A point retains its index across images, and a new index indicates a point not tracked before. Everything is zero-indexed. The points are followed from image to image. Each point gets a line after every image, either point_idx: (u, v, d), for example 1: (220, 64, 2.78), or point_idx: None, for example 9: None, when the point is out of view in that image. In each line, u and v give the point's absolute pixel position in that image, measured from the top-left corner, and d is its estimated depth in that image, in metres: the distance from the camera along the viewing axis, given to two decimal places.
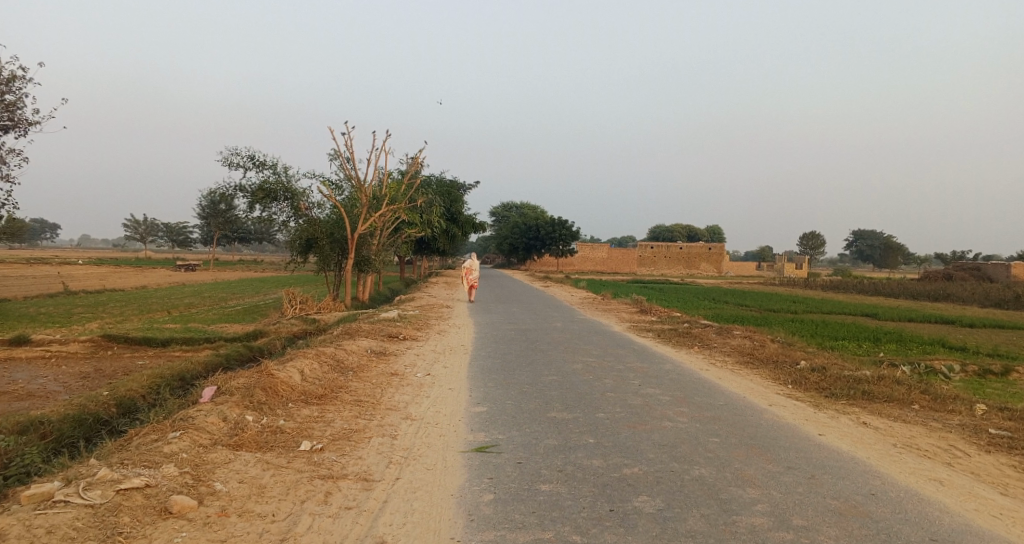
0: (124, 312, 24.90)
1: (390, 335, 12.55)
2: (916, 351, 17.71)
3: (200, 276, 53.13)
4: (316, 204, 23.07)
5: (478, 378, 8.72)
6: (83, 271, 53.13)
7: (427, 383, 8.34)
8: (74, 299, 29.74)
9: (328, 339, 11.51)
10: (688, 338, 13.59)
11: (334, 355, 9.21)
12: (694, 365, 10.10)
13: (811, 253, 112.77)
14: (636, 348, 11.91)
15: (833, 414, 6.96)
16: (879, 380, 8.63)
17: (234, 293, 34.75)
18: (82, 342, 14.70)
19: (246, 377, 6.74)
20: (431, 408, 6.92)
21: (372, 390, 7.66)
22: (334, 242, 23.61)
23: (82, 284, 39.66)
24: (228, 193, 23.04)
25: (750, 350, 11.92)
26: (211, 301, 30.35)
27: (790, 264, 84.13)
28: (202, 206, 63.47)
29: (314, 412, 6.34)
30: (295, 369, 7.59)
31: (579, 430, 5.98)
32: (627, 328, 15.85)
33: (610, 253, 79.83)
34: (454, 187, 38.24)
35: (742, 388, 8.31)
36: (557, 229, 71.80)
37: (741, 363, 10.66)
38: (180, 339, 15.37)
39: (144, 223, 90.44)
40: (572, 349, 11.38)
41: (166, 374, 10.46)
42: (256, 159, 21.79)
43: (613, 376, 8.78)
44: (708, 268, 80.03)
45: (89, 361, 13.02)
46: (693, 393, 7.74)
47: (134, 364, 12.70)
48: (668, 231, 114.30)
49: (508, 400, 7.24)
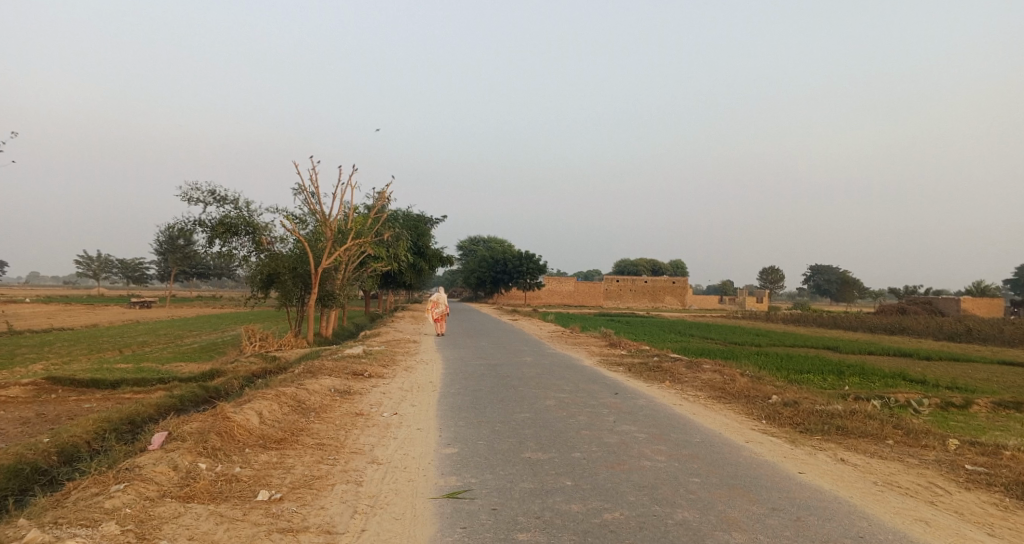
0: (72, 352, 23.69)
1: (355, 373, 12.12)
2: (879, 384, 17.99)
3: (155, 312, 51.27)
4: (279, 238, 22.55)
5: (447, 417, 8.40)
6: (29, 309, 50.65)
7: (395, 423, 7.99)
8: (17, 338, 28.21)
9: (290, 378, 11.03)
10: (659, 372, 13.50)
11: (296, 395, 8.79)
12: (667, 400, 9.98)
13: (771, 287, 115.38)
14: (608, 383, 11.76)
15: (811, 450, 6.89)
16: (851, 414, 8.65)
17: (191, 329, 33.54)
18: (23, 385, 13.82)
19: (200, 421, 6.32)
20: (398, 450, 6.59)
21: (335, 432, 7.28)
22: (298, 277, 23.05)
23: (28, 322, 37.75)
24: (186, 227, 22.37)
25: (722, 384, 11.87)
26: (166, 339, 29.18)
27: (752, 297, 85.79)
28: (159, 241, 61.63)
29: (273, 458, 5.95)
30: (253, 411, 7.18)
31: (556, 471, 5.75)
32: (598, 362, 15.71)
33: (576, 287, 80.22)
34: (421, 221, 38.01)
35: (717, 423, 8.21)
36: (524, 263, 71.88)
37: (713, 397, 10.58)
38: (132, 380, 14.61)
39: (97, 258, 87.37)
40: (543, 385, 11.16)
41: (114, 417, 9.84)
42: (216, 193, 21.26)
43: (587, 413, 8.58)
44: (673, 301, 80.99)
45: (31, 405, 12.21)
46: (668, 430, 7.59)
47: (80, 407, 11.96)
48: (633, 265, 115.77)
49: (480, 440, 6.96)
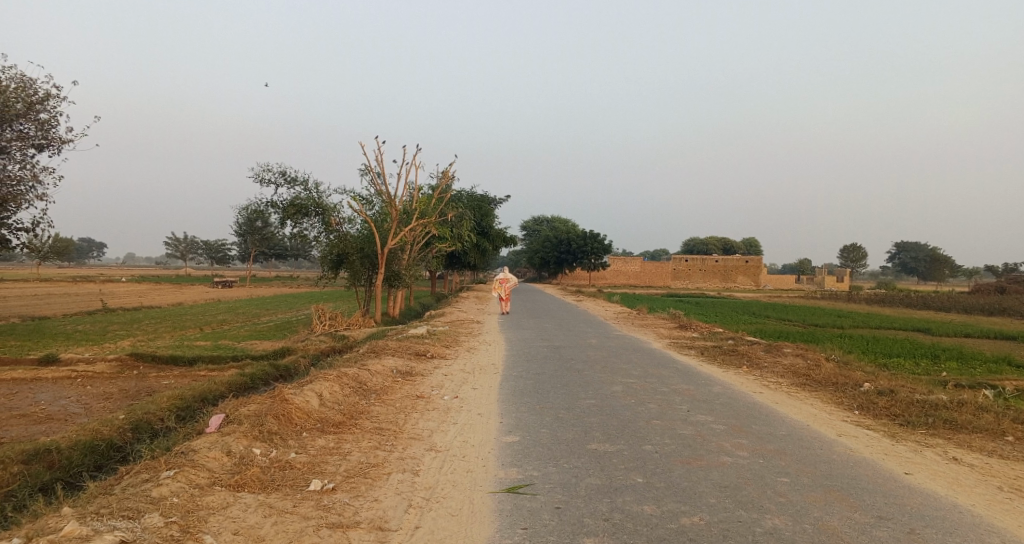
0: (158, 329, 24.93)
1: (418, 353, 11.98)
2: (981, 370, 16.38)
3: (235, 292, 53.70)
4: (346, 219, 22.83)
5: (509, 402, 8.04)
6: (125, 289, 54.12)
7: (455, 408, 7.70)
8: (111, 316, 30.01)
9: (354, 358, 11.00)
10: (734, 356, 12.70)
11: (357, 376, 8.66)
12: (745, 388, 9.27)
13: (852, 266, 109.25)
14: (679, 367, 11.11)
15: (915, 446, 6.11)
16: (959, 405, 7.69)
17: (266, 309, 34.77)
18: (109, 362, 14.50)
19: (259, 403, 6.22)
20: (458, 437, 6.28)
21: (395, 416, 7.06)
22: (365, 257, 23.30)
23: (121, 301, 40.25)
24: (260, 209, 22.97)
25: (805, 370, 10.97)
26: (244, 317, 30.35)
27: (831, 277, 81.46)
28: (239, 224, 64.36)
29: (329, 443, 5.78)
30: (313, 392, 7.06)
31: (625, 466, 5.28)
32: (667, 345, 14.99)
33: (643, 267, 78.52)
34: (485, 201, 37.82)
35: (804, 415, 7.47)
36: (589, 243, 70.74)
37: (796, 385, 9.76)
38: (208, 357, 15.08)
39: (184, 241, 92.41)
40: (610, 369, 10.67)
41: (187, 395, 10.06)
42: (287, 175, 21.66)
43: (658, 400, 8.02)
44: (746, 281, 77.91)
45: (115, 381, 12.76)
46: (748, 422, 6.95)
47: (159, 383, 12.40)
48: (703, 244, 112.37)
49: (544, 428, 6.57)
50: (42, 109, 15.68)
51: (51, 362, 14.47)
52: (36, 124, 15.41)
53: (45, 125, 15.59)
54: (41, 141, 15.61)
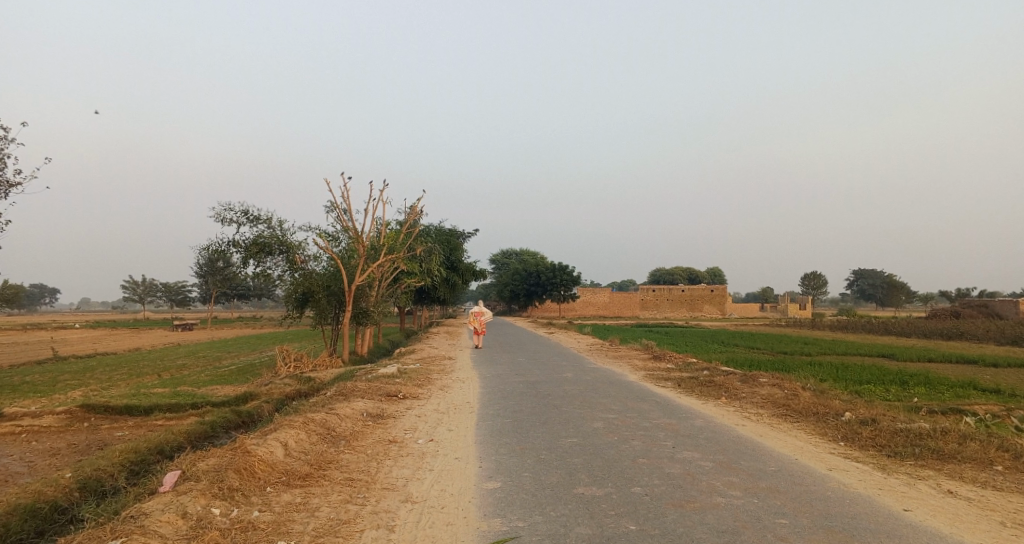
0: (112, 377, 23.74)
1: (389, 394, 11.51)
2: (950, 395, 16.58)
3: (196, 335, 51.94)
4: (312, 256, 22.31)
5: (487, 443, 7.68)
6: (77, 335, 51.86)
7: (431, 452, 7.30)
8: (61, 364, 28.53)
9: (321, 401, 10.49)
10: (711, 387, 12.56)
11: (325, 422, 8.20)
12: (728, 421, 9.08)
13: (814, 293, 111.88)
14: (659, 401, 10.89)
15: (908, 478, 5.98)
16: (942, 433, 7.62)
17: (228, 351, 33.59)
18: (57, 414, 13.61)
19: (220, 456, 5.76)
20: (435, 485, 5.89)
21: (366, 464, 6.63)
22: (332, 295, 22.74)
23: (73, 348, 38.39)
24: (221, 249, 22.29)
25: (784, 400, 10.88)
26: (205, 361, 29.20)
27: (793, 304, 83.14)
28: (200, 264, 62.69)
29: (296, 498, 5.33)
30: (278, 442, 6.61)
31: (615, 512, 5.00)
32: (644, 377, 14.80)
33: (612, 298, 78.97)
34: (453, 236, 37.59)
35: (791, 448, 7.29)
36: (558, 275, 70.88)
37: (778, 416, 9.62)
38: (166, 406, 14.29)
39: (142, 283, 89.63)
40: (588, 404, 10.40)
41: (142, 448, 9.41)
42: (250, 213, 21.13)
43: (641, 437, 7.76)
44: (712, 310, 78.89)
45: (63, 435, 11.93)
46: (736, 458, 6.74)
47: (112, 436, 11.64)
48: (669, 274, 113.91)
49: (526, 472, 6.23)
50: None
51: None
52: None
53: None
54: None
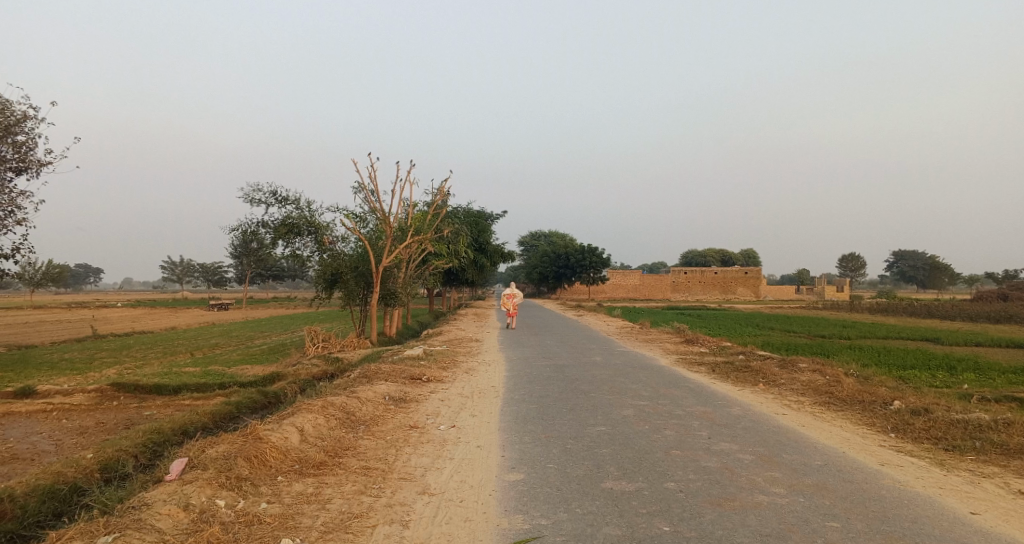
0: (146, 356, 24.11)
1: (412, 377, 11.26)
2: (1002, 382, 15.68)
3: (230, 315, 52.83)
4: (340, 237, 22.21)
5: (511, 430, 7.34)
6: (117, 314, 53.15)
7: (452, 439, 7.00)
8: (99, 343, 29.14)
9: (344, 384, 10.30)
10: (747, 373, 11.99)
11: (345, 406, 7.96)
12: (766, 409, 8.57)
13: (851, 275, 108.84)
14: (692, 386, 10.42)
15: (971, 476, 5.44)
16: (1004, 425, 7.01)
17: (260, 331, 33.96)
18: (88, 393, 13.74)
19: (231, 442, 5.52)
20: (454, 477, 5.58)
21: (384, 451, 6.36)
22: (359, 276, 22.62)
23: (112, 327, 39.31)
24: (251, 230, 22.34)
25: (826, 387, 10.29)
26: (237, 341, 29.57)
27: (830, 286, 80.99)
28: (235, 244, 63.68)
29: (308, 488, 5.06)
30: (293, 428, 6.37)
31: (647, 511, 4.60)
32: (675, 361, 14.32)
33: (642, 280, 78.00)
34: (481, 217, 37.24)
35: (837, 441, 6.79)
36: (587, 256, 70.06)
37: (820, 404, 9.07)
38: (194, 386, 14.32)
39: (180, 264, 91.79)
40: (618, 389, 9.98)
41: (165, 428, 9.33)
42: (278, 194, 21.07)
43: (674, 426, 7.33)
44: (745, 292, 77.27)
45: (92, 414, 12.00)
46: (778, 451, 6.27)
47: (139, 415, 11.64)
48: (701, 256, 112.03)
49: (551, 463, 5.86)
50: (19, 131, 15.00)
51: (27, 395, 13.70)
52: (12, 146, 14.74)
53: (22, 146, 14.93)
54: (19, 164, 14.94)
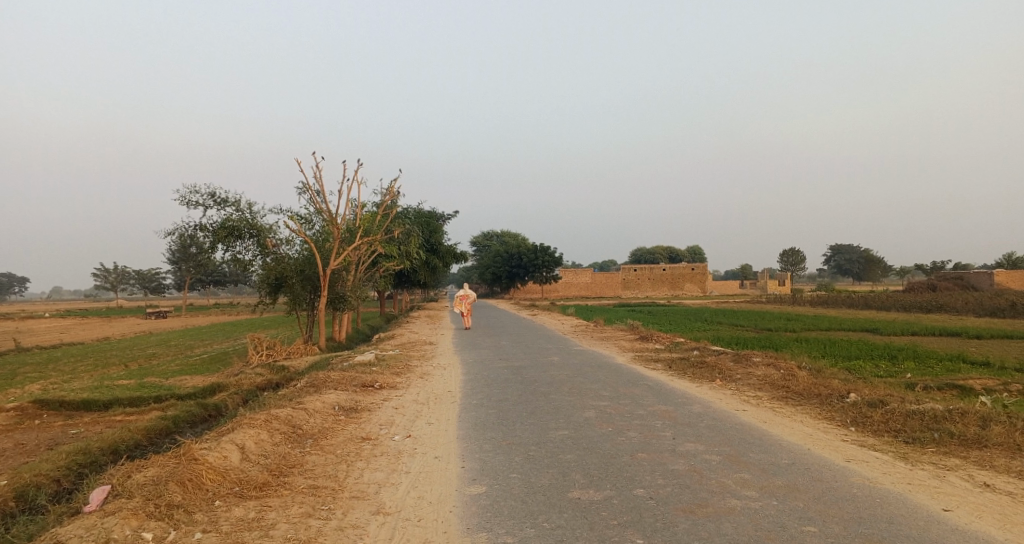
0: (76, 369, 22.60)
1: (363, 384, 10.78)
2: (940, 369, 16.30)
3: (169, 323, 50.45)
4: (285, 240, 21.35)
5: (469, 438, 7.02)
6: (44, 326, 50.00)
7: (408, 450, 6.61)
8: (23, 357, 27.21)
9: (290, 394, 9.75)
10: (704, 369, 12.00)
11: (291, 419, 7.45)
12: (727, 406, 8.51)
13: (792, 269, 112.93)
14: (651, 384, 10.32)
15: (935, 469, 5.42)
16: (957, 414, 7.11)
17: (202, 340, 32.43)
18: (7, 412, 12.66)
19: (161, 464, 4.99)
20: (412, 493, 5.20)
21: (334, 467, 5.92)
22: (306, 279, 21.80)
23: (38, 339, 36.87)
24: (188, 233, 21.22)
25: (782, 381, 10.37)
26: (176, 350, 28.16)
27: (773, 281, 83.70)
28: (173, 250, 60.94)
29: (249, 513, 4.58)
30: (232, 446, 5.85)
31: (618, 522, 4.35)
32: (632, 359, 14.26)
33: (593, 278, 78.78)
34: (432, 217, 36.67)
35: (800, 437, 6.75)
36: (539, 256, 70.17)
37: (778, 399, 9.10)
38: (127, 400, 13.38)
39: (115, 270, 87.39)
40: (578, 390, 9.79)
41: (92, 449, 8.59)
42: (216, 196, 20.07)
43: (638, 428, 7.15)
44: (693, 288, 79.03)
45: (11, 434, 11.03)
46: (744, 450, 6.16)
47: (64, 435, 10.74)
48: (649, 253, 114.06)
49: (515, 473, 5.55)
50: None
51: None
52: None
53: None
54: None
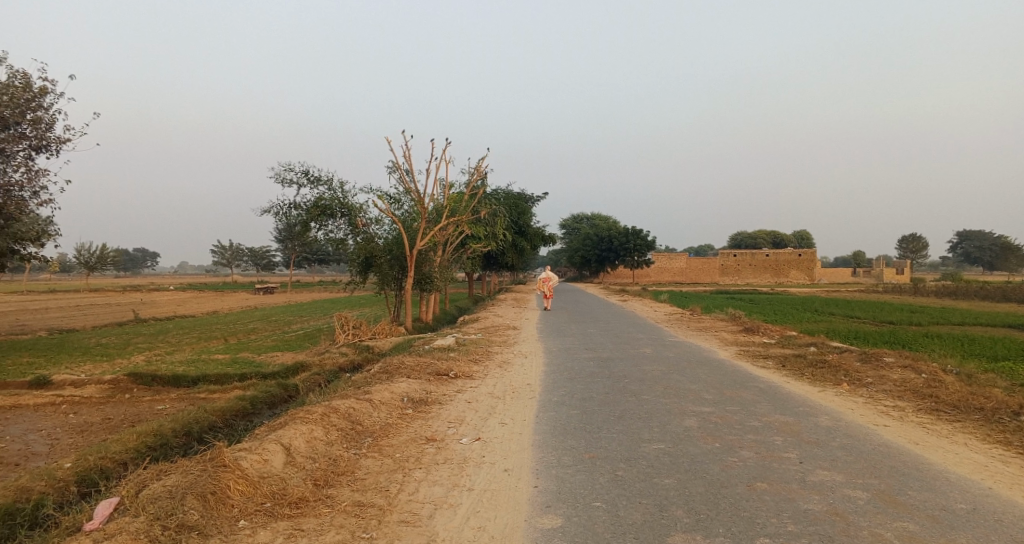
0: (181, 341, 23.68)
1: (439, 373, 10.03)
2: None
3: (273, 299, 52.88)
4: (374, 219, 21.14)
5: (546, 447, 6.01)
6: (166, 298, 54.13)
7: (475, 458, 5.70)
8: (139, 328, 29.06)
9: (362, 381, 9.17)
10: (825, 370, 10.31)
11: (352, 413, 6.75)
12: (862, 419, 7.00)
13: (912, 257, 103.21)
14: (762, 387, 8.88)
15: None
16: None
17: (298, 316, 33.46)
18: (107, 383, 13.06)
19: (187, 472, 4.35)
20: (471, 521, 4.24)
21: (389, 478, 5.09)
22: (394, 259, 21.55)
23: (156, 311, 39.56)
24: (283, 212, 21.49)
25: (927, 389, 8.61)
26: (273, 326, 29.09)
27: (890, 269, 76.66)
28: (279, 229, 64.18)
29: (275, 539, 3.81)
30: (276, 446, 5.18)
31: None
32: (736, 353, 12.74)
33: (689, 263, 75.53)
34: (522, 199, 35.87)
35: (973, 469, 5.21)
36: (632, 239, 67.75)
37: (927, 412, 7.43)
38: (214, 377, 13.46)
39: (229, 248, 93.44)
40: (675, 391, 8.53)
41: (166, 429, 8.39)
42: (310, 175, 20.12)
43: (753, 445, 5.85)
44: (799, 275, 73.80)
45: (103, 407, 11.25)
46: (900, 485, 4.75)
47: (149, 411, 10.77)
48: (750, 238, 107.88)
49: (598, 502, 4.51)
50: (37, 106, 14.30)
51: (43, 386, 13.08)
52: (31, 123, 14.11)
53: (39, 123, 14.27)
54: (37, 142, 14.35)
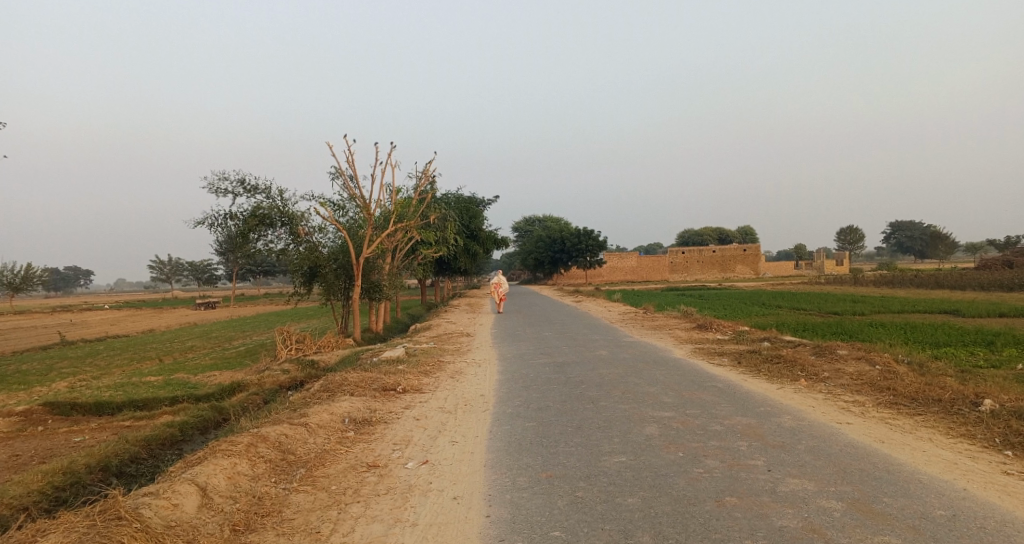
0: (111, 364, 22.16)
1: (385, 388, 9.42)
2: None
3: (217, 314, 50.80)
4: (317, 228, 20.25)
5: (499, 467, 5.51)
6: (98, 318, 51.13)
7: (421, 485, 5.16)
8: (67, 351, 27.16)
9: (300, 401, 8.48)
10: (781, 365, 10.19)
11: (284, 441, 6.09)
12: (825, 418, 6.78)
13: (849, 249, 107.40)
14: (722, 387, 8.62)
15: None
16: None
17: (242, 331, 32.01)
18: (20, 416, 11.88)
19: (70, 530, 3.67)
20: None
21: (320, 517, 4.48)
22: (340, 268, 20.71)
23: (88, 332, 37.19)
24: (218, 223, 20.35)
25: (884, 381, 8.51)
26: (214, 343, 27.66)
27: (830, 260, 79.38)
28: (221, 242, 61.77)
29: None
30: (189, 488, 4.51)
31: None
32: (692, 352, 12.54)
33: (640, 261, 76.50)
34: (471, 203, 35.33)
35: (944, 468, 4.98)
36: (583, 240, 68.01)
37: (887, 406, 7.27)
38: (142, 402, 12.44)
39: (170, 263, 89.54)
40: (634, 395, 8.18)
41: (78, 465, 7.53)
42: (245, 183, 19.10)
43: (720, 454, 5.50)
44: (745, 270, 75.62)
45: (12, 442, 10.17)
46: (874, 491, 4.48)
47: (66, 444, 9.79)
48: (697, 236, 110.35)
49: (556, 531, 4.06)
50: None
51: None
52: None
53: None
54: None
